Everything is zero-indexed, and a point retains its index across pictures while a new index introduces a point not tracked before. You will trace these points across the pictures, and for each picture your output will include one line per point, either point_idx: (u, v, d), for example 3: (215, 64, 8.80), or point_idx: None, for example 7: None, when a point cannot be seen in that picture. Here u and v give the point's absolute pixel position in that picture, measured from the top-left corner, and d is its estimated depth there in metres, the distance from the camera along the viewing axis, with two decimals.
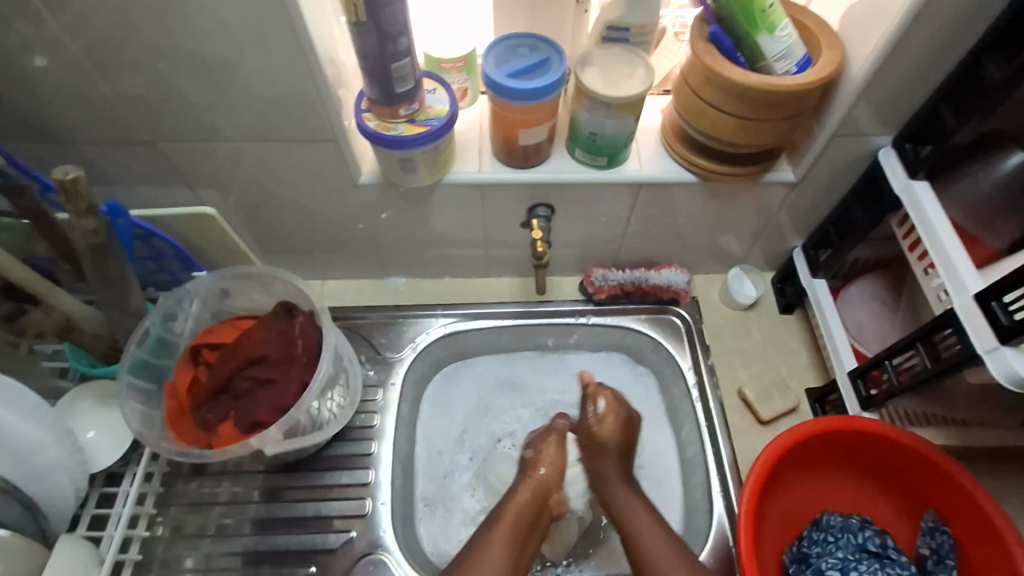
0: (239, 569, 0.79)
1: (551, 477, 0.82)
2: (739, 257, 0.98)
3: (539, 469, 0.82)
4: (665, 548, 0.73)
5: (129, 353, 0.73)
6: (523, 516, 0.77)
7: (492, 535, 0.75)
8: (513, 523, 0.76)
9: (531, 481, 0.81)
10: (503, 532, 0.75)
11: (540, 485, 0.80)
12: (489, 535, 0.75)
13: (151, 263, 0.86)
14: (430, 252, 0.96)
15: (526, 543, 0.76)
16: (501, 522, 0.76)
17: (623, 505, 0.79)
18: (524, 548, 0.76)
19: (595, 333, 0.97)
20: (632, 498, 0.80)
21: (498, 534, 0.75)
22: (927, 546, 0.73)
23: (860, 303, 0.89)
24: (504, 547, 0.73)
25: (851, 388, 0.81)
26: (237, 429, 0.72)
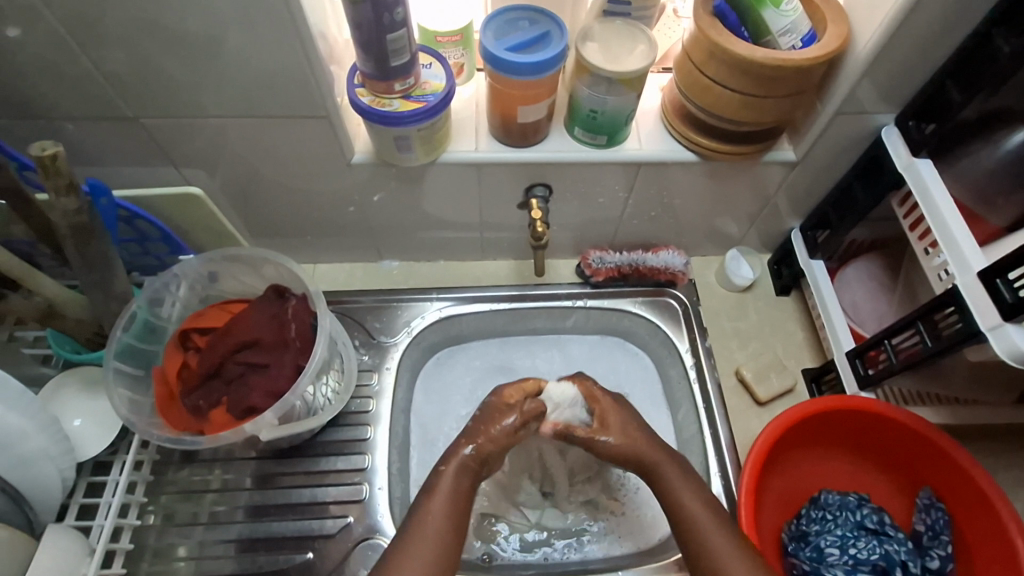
0: (233, 557, 0.78)
1: (488, 447, 0.72)
2: (736, 239, 0.97)
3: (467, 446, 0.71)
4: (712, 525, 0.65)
5: (116, 338, 0.70)
6: (462, 487, 0.68)
7: (429, 503, 0.66)
8: (450, 497, 0.67)
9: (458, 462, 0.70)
10: (442, 500, 0.66)
11: (476, 454, 0.71)
12: (429, 500, 0.67)
13: (135, 245, 0.83)
14: (424, 235, 0.94)
15: (463, 516, 0.67)
16: (439, 488, 0.67)
17: (670, 485, 0.70)
18: (464, 514, 0.67)
19: (592, 316, 0.96)
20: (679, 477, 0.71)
21: (438, 500, 0.67)
22: (923, 522, 0.73)
23: (858, 284, 0.89)
24: (446, 511, 0.66)
25: (849, 368, 0.81)
26: (229, 414, 0.70)
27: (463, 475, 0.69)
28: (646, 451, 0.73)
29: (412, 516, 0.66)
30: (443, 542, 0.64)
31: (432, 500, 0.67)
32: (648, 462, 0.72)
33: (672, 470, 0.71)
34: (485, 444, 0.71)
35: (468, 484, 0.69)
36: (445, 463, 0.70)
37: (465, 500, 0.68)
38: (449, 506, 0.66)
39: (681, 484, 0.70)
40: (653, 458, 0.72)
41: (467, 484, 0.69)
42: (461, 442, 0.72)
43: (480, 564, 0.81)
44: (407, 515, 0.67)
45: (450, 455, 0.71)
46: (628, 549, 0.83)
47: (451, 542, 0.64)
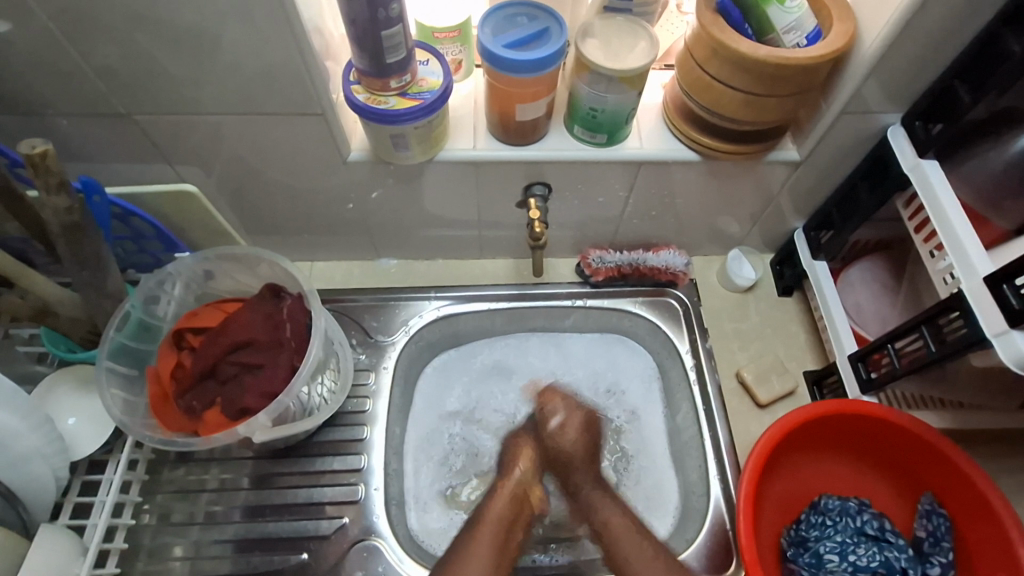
0: (229, 557, 0.78)
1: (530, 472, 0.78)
2: (738, 238, 0.96)
3: (513, 471, 0.77)
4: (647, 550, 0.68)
5: (108, 338, 0.69)
6: (506, 513, 0.72)
7: (476, 531, 0.70)
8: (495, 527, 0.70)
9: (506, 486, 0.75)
10: (489, 532, 0.70)
11: (523, 477, 0.77)
12: (472, 537, 0.69)
13: (130, 243, 0.82)
14: (422, 233, 0.93)
15: (509, 545, 0.70)
16: (487, 516, 0.72)
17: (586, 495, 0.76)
18: (508, 551, 0.69)
19: (591, 316, 0.95)
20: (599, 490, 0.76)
21: (483, 536, 0.69)
22: (924, 529, 0.72)
23: (861, 286, 0.87)
24: (487, 550, 0.68)
25: (851, 371, 0.80)
26: (223, 415, 0.70)
27: (507, 499, 0.74)
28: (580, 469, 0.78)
29: (449, 562, 0.67)
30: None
31: (471, 547, 0.68)
32: (573, 470, 0.78)
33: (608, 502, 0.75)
34: (527, 474, 0.77)
35: (510, 510, 0.73)
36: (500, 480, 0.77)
37: (504, 545, 0.70)
38: (490, 545, 0.68)
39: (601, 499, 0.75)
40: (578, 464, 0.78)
41: (514, 513, 0.73)
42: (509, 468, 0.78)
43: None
44: (452, 545, 0.70)
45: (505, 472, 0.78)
46: None
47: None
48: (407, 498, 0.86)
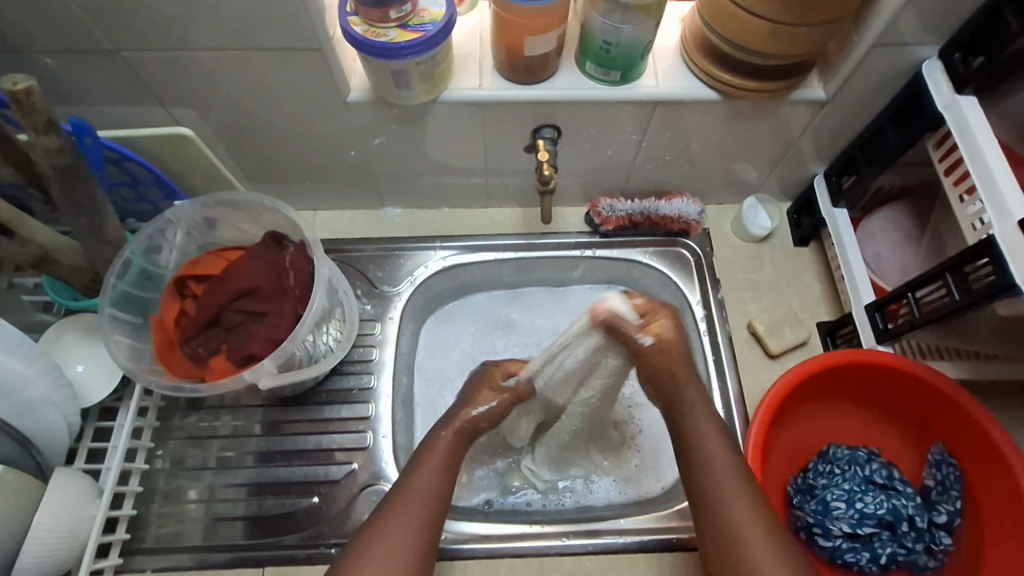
0: (243, 500, 0.79)
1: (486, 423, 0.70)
2: (754, 186, 0.92)
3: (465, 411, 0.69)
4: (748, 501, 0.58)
5: (111, 285, 0.68)
6: (459, 437, 0.68)
7: (426, 454, 0.66)
8: (443, 463, 0.65)
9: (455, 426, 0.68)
10: (433, 470, 0.64)
11: (470, 428, 0.68)
12: (422, 456, 0.66)
13: (127, 189, 0.79)
14: (427, 181, 0.90)
15: (460, 464, 0.67)
16: (437, 439, 0.67)
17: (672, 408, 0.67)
18: (450, 488, 0.65)
19: (600, 266, 0.93)
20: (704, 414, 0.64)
21: (433, 456, 0.65)
22: (932, 477, 0.72)
23: (881, 235, 0.85)
24: (437, 470, 0.64)
25: (868, 322, 0.78)
26: (229, 362, 0.69)
27: (460, 425, 0.68)
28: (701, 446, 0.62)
29: (397, 485, 0.63)
30: (427, 514, 0.61)
31: (419, 471, 0.64)
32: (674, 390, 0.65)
33: (722, 462, 0.61)
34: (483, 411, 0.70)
35: (459, 436, 0.68)
36: (445, 423, 0.68)
37: (454, 467, 0.66)
38: (440, 468, 0.65)
39: (729, 476, 0.60)
40: (681, 421, 0.65)
41: (466, 436, 0.68)
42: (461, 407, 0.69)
43: (477, 511, 0.81)
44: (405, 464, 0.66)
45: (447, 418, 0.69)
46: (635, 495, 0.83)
47: (440, 507, 0.63)
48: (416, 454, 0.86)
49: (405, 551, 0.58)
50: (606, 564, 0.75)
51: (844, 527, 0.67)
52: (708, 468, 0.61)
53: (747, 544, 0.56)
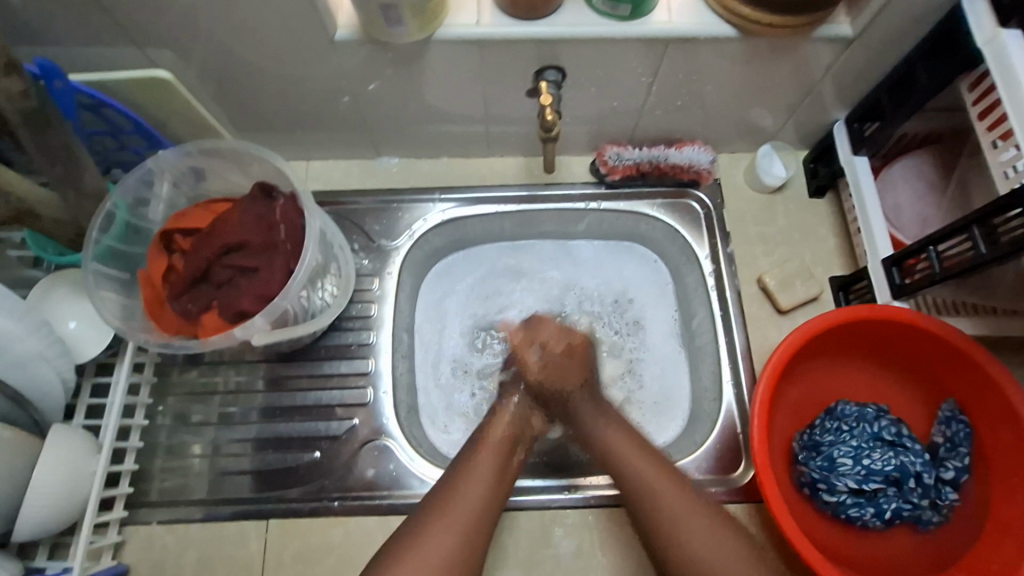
0: (250, 455, 0.79)
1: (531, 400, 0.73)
2: (770, 132, 0.87)
3: (513, 396, 0.73)
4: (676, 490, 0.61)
5: (93, 240, 0.65)
6: (510, 438, 0.69)
7: (479, 454, 0.66)
8: (498, 450, 0.67)
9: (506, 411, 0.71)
10: (490, 456, 0.66)
11: (522, 407, 0.72)
12: (475, 457, 0.66)
13: (108, 139, 0.75)
14: (424, 129, 0.85)
15: (511, 467, 0.67)
16: (488, 441, 0.67)
17: (585, 421, 0.69)
18: (507, 477, 0.66)
19: (606, 219, 0.90)
20: (592, 407, 0.70)
21: (485, 456, 0.66)
22: (941, 434, 0.70)
23: (902, 184, 0.80)
24: (490, 472, 0.64)
25: (884, 275, 0.75)
26: (221, 319, 0.67)
27: (509, 428, 0.69)
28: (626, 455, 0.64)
29: (447, 485, 0.63)
30: (478, 515, 0.61)
31: (471, 473, 0.64)
32: (568, 395, 0.71)
33: (650, 464, 0.64)
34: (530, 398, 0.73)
35: (511, 439, 0.69)
36: (499, 408, 0.72)
37: (506, 471, 0.66)
38: (495, 458, 0.66)
39: (658, 479, 0.62)
40: (587, 427, 0.69)
41: (516, 437, 0.69)
42: (508, 392, 0.73)
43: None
44: (453, 463, 0.67)
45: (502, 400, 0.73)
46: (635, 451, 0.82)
47: (493, 510, 0.62)
48: (420, 415, 0.84)
49: (456, 552, 0.57)
50: (609, 518, 0.75)
51: (849, 483, 0.66)
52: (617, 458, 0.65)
53: (683, 532, 0.59)
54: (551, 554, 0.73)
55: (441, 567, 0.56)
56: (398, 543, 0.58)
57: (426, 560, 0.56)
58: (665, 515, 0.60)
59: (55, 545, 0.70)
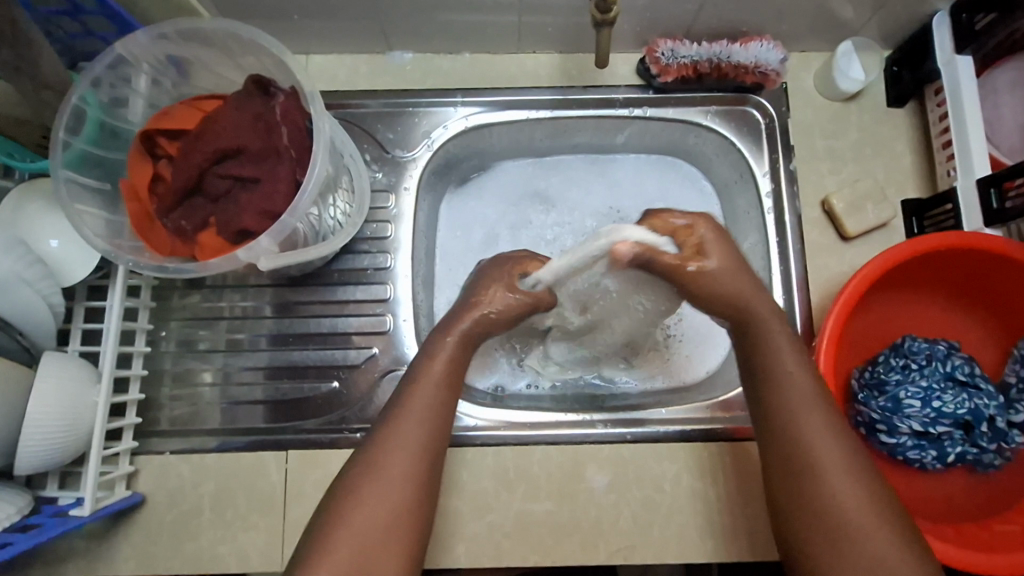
0: (263, 384, 0.73)
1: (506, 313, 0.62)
2: (852, 27, 0.73)
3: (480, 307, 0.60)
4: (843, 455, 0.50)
5: (61, 141, 0.55)
6: (456, 361, 0.58)
7: (418, 383, 0.56)
8: (447, 368, 0.57)
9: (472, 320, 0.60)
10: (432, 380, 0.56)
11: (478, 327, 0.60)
12: (412, 388, 0.55)
13: (68, 21, 0.62)
14: (443, 17, 0.71)
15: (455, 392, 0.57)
16: (430, 361, 0.57)
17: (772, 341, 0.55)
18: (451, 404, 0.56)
19: (651, 128, 0.78)
20: (786, 336, 0.56)
21: (426, 386, 0.55)
22: (1014, 374, 0.65)
23: (1006, 93, 0.69)
24: (430, 403, 0.55)
25: (976, 198, 0.65)
26: (220, 238, 0.58)
27: (454, 353, 0.58)
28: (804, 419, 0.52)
29: (383, 421, 0.54)
30: (416, 459, 0.52)
31: (402, 412, 0.54)
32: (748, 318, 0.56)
33: (819, 421, 0.52)
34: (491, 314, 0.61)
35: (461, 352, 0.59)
36: (441, 331, 0.59)
37: (445, 398, 0.56)
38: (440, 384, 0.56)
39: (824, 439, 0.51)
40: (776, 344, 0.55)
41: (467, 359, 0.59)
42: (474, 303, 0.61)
43: (490, 398, 0.76)
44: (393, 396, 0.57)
45: (449, 322, 0.60)
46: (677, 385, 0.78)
47: (435, 445, 0.53)
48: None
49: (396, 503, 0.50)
50: (646, 452, 0.70)
51: (914, 425, 0.61)
52: (785, 392, 0.53)
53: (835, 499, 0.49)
54: (585, 489, 0.69)
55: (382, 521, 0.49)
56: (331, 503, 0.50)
57: (354, 525, 0.48)
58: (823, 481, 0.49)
59: (64, 474, 0.67)
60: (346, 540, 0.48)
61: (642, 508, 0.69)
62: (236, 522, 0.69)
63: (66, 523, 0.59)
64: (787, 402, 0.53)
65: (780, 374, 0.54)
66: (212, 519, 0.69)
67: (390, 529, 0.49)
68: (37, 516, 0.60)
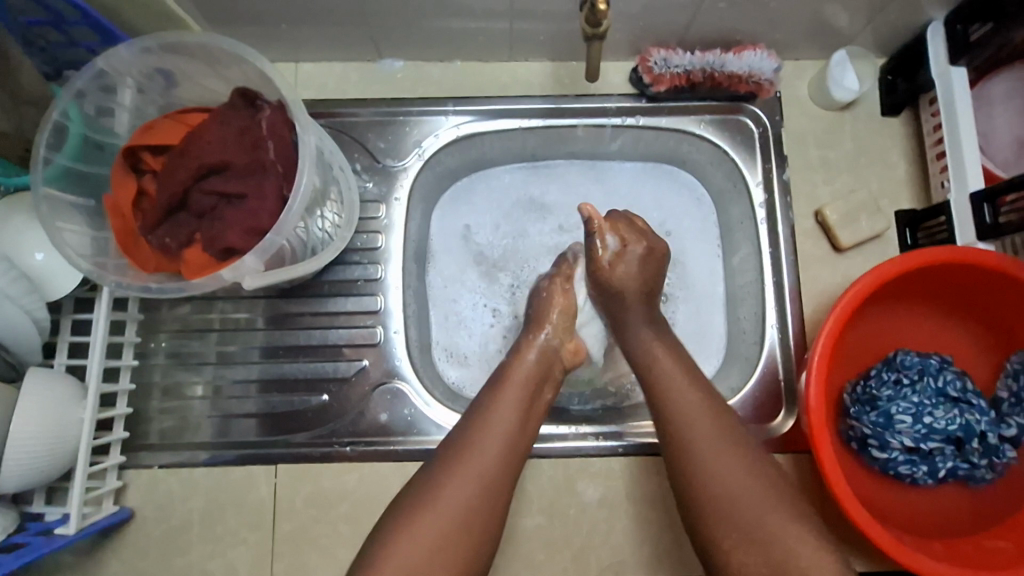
0: (252, 397, 0.73)
1: (560, 331, 0.68)
2: (846, 36, 0.73)
3: (541, 332, 0.67)
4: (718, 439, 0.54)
5: (42, 159, 0.54)
6: (534, 374, 0.62)
7: (499, 396, 0.59)
8: (524, 383, 0.61)
9: (535, 345, 0.65)
10: (514, 393, 0.60)
11: (543, 357, 0.64)
12: (495, 397, 0.59)
13: (51, 31, 0.61)
14: (435, 25, 0.70)
15: (535, 408, 0.61)
16: (509, 381, 0.61)
17: (636, 350, 0.63)
18: (530, 421, 0.59)
19: (645, 137, 0.78)
20: (683, 373, 0.59)
21: (508, 393, 0.59)
22: (1006, 389, 0.64)
23: (1000, 105, 0.69)
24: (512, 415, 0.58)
25: (969, 212, 0.65)
26: (206, 254, 0.58)
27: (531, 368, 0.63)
28: (694, 432, 0.54)
29: (471, 422, 0.57)
30: (496, 468, 0.54)
31: (485, 422, 0.56)
32: (629, 306, 0.67)
33: (714, 423, 0.55)
34: (550, 345, 0.66)
35: (544, 365, 0.64)
36: (518, 353, 0.64)
37: (524, 420, 0.58)
38: (519, 405, 0.59)
39: (715, 446, 0.53)
40: (672, 380, 0.58)
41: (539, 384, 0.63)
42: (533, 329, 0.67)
43: None
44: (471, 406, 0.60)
45: (520, 347, 0.65)
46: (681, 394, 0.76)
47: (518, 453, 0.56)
48: (432, 354, 0.78)
49: (477, 497, 0.52)
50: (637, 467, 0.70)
51: (905, 441, 0.61)
52: (676, 398, 0.57)
53: (727, 485, 0.51)
54: (577, 503, 0.69)
55: (456, 520, 0.50)
56: (415, 491, 0.52)
57: (426, 523, 0.50)
58: (709, 471, 0.52)
59: (51, 490, 0.66)
60: (434, 521, 0.50)
61: (634, 522, 0.69)
62: (226, 537, 0.69)
63: (52, 542, 0.59)
64: (691, 442, 0.54)
65: (670, 411, 0.56)
66: (201, 534, 0.69)
67: (467, 523, 0.51)
68: (23, 535, 0.60)
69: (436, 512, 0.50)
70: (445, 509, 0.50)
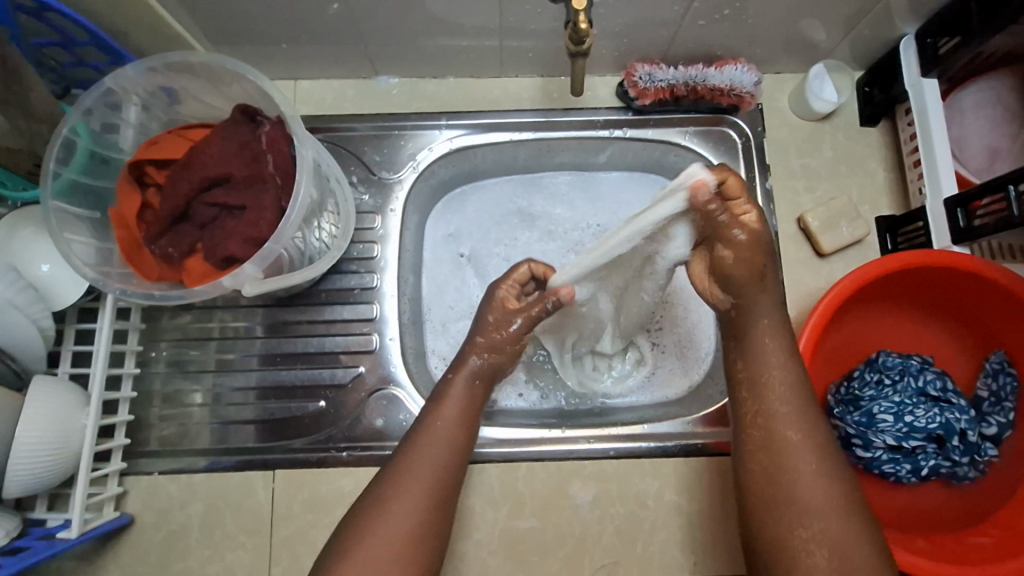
0: (250, 405, 0.74)
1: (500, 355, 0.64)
2: (824, 51, 0.76)
3: (473, 356, 0.63)
4: (804, 444, 0.55)
5: (51, 172, 0.57)
6: (473, 396, 0.62)
7: (436, 413, 0.60)
8: (462, 403, 0.61)
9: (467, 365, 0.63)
10: (449, 414, 0.60)
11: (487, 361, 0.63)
12: (433, 418, 0.60)
13: (61, 51, 0.64)
14: (428, 43, 0.74)
15: (475, 421, 0.61)
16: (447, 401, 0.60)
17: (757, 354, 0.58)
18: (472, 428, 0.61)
19: (631, 148, 0.80)
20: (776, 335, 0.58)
21: (443, 417, 0.59)
22: (986, 388, 0.66)
23: (972, 114, 0.71)
24: (447, 434, 0.59)
25: (944, 217, 0.67)
26: (208, 264, 0.60)
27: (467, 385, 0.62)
28: (775, 421, 0.56)
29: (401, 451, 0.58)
30: (435, 482, 0.56)
31: (420, 448, 0.58)
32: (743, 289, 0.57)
33: (794, 425, 0.55)
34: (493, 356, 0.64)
35: (483, 381, 0.63)
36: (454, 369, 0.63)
37: (462, 440, 0.59)
38: (456, 422, 0.60)
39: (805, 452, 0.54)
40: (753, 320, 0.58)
41: (479, 394, 0.63)
42: (469, 350, 0.63)
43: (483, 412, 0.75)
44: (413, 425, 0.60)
45: (458, 361, 0.63)
46: (672, 397, 0.77)
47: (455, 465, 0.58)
48: (428, 362, 0.79)
49: (418, 520, 0.54)
50: (628, 469, 0.71)
51: (887, 440, 0.63)
52: (766, 388, 0.57)
53: (802, 497, 0.53)
54: (568, 505, 0.70)
55: (399, 538, 0.53)
56: (358, 515, 0.55)
57: (371, 544, 0.53)
58: (796, 480, 0.54)
59: (53, 496, 0.68)
60: (377, 542, 0.53)
61: (626, 525, 0.70)
62: (224, 541, 0.70)
63: (54, 546, 0.60)
64: (781, 453, 0.55)
65: (768, 406, 0.56)
66: (200, 540, 0.71)
67: (412, 543, 0.54)
68: (26, 539, 0.61)
69: (381, 537, 0.53)
70: (390, 530, 0.53)
